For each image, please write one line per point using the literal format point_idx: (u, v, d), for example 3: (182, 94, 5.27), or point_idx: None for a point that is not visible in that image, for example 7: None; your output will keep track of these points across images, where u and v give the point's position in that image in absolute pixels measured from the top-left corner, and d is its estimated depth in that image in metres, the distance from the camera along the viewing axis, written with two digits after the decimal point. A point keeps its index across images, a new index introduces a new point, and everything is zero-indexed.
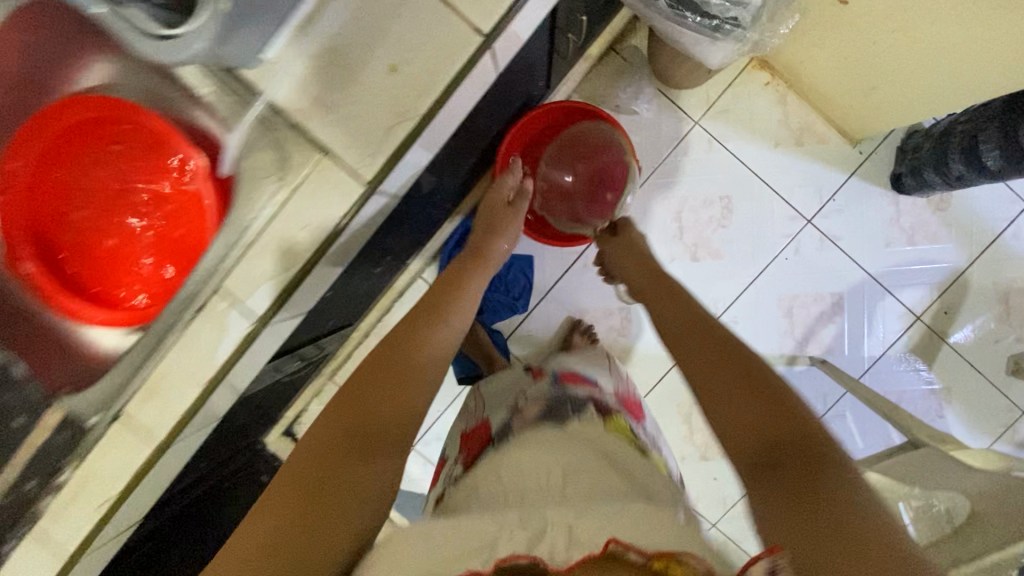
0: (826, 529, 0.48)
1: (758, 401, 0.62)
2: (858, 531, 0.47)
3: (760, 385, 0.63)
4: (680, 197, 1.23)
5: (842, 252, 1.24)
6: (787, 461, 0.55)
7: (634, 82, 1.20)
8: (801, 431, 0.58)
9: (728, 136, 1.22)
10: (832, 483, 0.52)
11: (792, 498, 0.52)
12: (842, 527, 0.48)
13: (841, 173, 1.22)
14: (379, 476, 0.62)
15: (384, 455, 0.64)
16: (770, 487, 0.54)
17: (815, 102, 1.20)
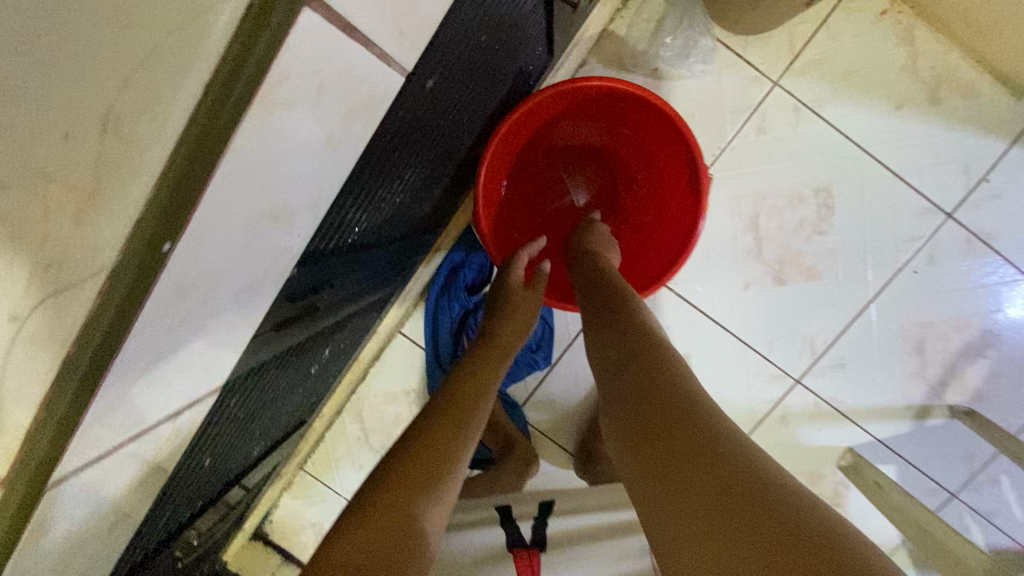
0: (663, 490, 0.40)
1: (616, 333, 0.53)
2: (695, 450, 0.41)
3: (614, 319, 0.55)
4: (754, 196, 0.85)
5: (999, 256, 0.85)
6: (634, 403, 0.46)
7: (683, 28, 0.79)
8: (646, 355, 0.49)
9: (824, 100, 0.82)
10: (676, 405, 0.44)
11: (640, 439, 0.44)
12: (686, 458, 0.40)
13: (998, 140, 0.82)
14: None
15: None
16: (616, 428, 0.47)
17: (961, 34, 0.78)
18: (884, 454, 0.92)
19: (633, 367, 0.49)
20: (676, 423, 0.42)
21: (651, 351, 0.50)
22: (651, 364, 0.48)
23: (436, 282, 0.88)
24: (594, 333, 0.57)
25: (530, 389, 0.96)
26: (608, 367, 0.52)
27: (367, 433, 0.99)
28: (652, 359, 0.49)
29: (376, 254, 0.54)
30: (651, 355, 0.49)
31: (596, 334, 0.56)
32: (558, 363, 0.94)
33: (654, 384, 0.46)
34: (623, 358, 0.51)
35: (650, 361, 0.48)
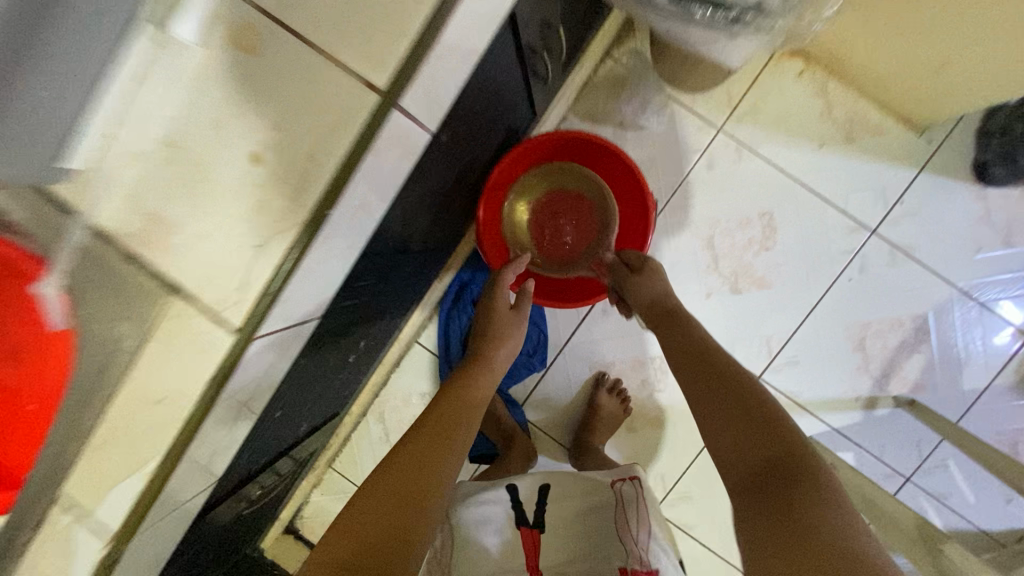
0: None
1: (750, 424, 0.58)
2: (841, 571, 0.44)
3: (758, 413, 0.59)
4: (708, 219, 1.03)
5: (921, 265, 1.00)
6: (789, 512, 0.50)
7: (640, 91, 1.00)
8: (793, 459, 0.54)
9: (761, 142, 1.01)
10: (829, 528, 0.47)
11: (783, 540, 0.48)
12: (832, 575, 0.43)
13: (906, 170, 0.99)
14: None
15: None
16: (760, 531, 0.50)
17: (864, 87, 0.98)
18: (842, 442, 1.05)
19: (782, 472, 0.53)
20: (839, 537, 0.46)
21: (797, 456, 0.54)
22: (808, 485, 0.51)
23: (448, 296, 1.06)
24: (714, 416, 0.61)
25: (528, 390, 1.11)
26: (743, 459, 0.56)
27: (388, 432, 1.14)
28: (798, 466, 0.53)
29: (403, 262, 0.72)
30: (795, 461, 0.54)
31: (718, 420, 0.60)
32: (552, 366, 1.10)
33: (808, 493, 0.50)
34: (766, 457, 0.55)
35: (801, 470, 0.53)
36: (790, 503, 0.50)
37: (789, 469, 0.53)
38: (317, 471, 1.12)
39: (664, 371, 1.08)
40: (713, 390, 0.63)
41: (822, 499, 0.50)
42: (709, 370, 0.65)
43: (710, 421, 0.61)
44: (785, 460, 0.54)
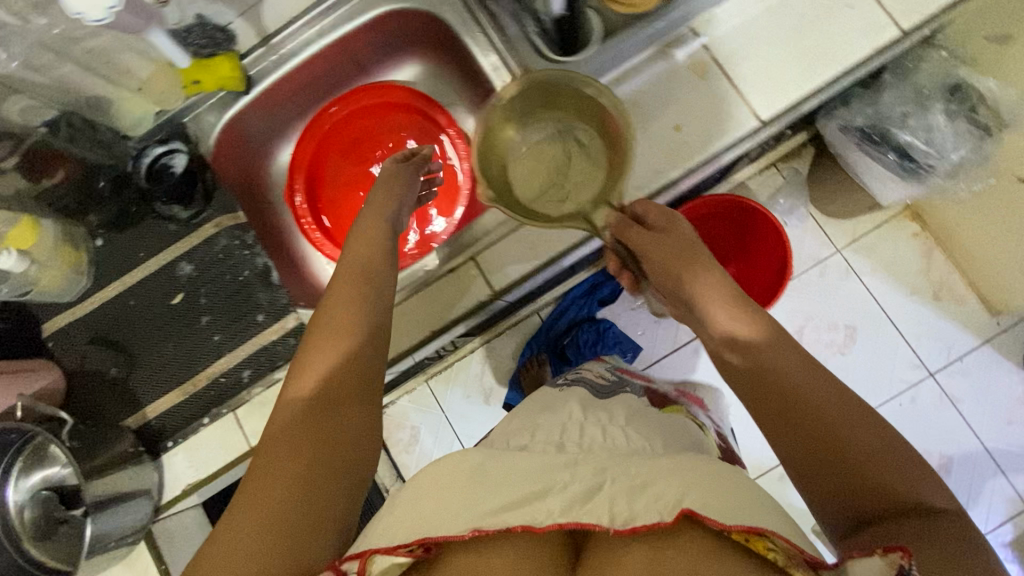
0: None
1: (866, 476, 0.53)
2: None
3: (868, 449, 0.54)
4: (804, 312, 1.27)
5: (960, 415, 1.21)
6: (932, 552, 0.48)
7: (791, 200, 1.28)
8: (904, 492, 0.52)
9: (866, 272, 1.27)
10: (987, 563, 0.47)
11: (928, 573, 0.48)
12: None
13: (973, 338, 1.22)
14: (347, 423, 0.65)
15: (352, 403, 0.67)
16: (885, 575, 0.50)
17: (961, 263, 1.23)
18: None
19: (938, 547, 0.48)
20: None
21: (948, 525, 0.50)
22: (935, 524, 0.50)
23: (582, 288, 1.32)
24: (831, 469, 0.54)
25: None
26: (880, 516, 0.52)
27: (485, 371, 1.40)
28: (947, 525, 0.50)
29: None
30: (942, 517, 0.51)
31: (843, 481, 0.54)
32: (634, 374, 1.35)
33: (957, 555, 0.47)
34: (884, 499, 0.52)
35: (952, 531, 0.49)
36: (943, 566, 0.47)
37: (948, 535, 0.49)
38: (419, 379, 1.36)
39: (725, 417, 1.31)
40: (840, 452, 0.54)
41: (971, 563, 0.47)
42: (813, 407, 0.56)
43: (828, 471, 0.55)
44: (922, 520, 0.50)
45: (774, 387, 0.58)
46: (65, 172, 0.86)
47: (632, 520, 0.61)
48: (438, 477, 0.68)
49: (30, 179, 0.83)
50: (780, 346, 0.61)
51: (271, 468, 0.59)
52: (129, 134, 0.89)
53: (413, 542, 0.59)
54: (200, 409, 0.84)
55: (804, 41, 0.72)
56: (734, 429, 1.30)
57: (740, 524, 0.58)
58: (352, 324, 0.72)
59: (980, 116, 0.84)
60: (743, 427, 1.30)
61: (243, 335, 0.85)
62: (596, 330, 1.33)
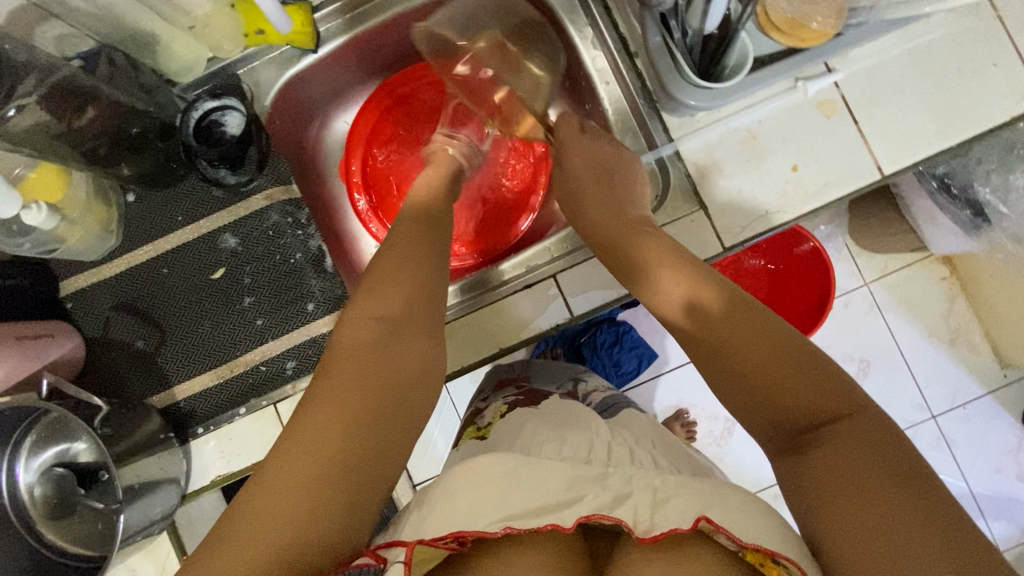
0: (889, 554, 0.42)
1: (785, 398, 0.51)
2: (931, 519, 0.43)
3: (795, 366, 0.52)
4: (824, 341, 1.28)
5: (953, 457, 1.26)
6: (838, 472, 0.47)
7: (830, 226, 1.26)
8: (827, 409, 0.50)
9: (890, 309, 1.27)
10: (911, 492, 0.44)
11: (832, 490, 0.47)
12: (911, 516, 0.43)
13: (978, 386, 1.26)
14: (413, 354, 0.59)
15: (416, 333, 0.61)
16: (809, 503, 0.48)
17: (981, 313, 1.25)
18: None
19: (874, 469, 0.46)
20: (932, 517, 0.43)
21: (882, 437, 0.47)
22: (853, 436, 0.48)
23: None
24: (770, 403, 0.52)
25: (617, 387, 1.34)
26: (817, 447, 0.49)
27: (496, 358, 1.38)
28: (880, 435, 0.47)
29: None
30: (878, 427, 0.48)
31: (783, 418, 0.52)
32: (644, 380, 1.35)
33: (891, 472, 0.45)
34: (804, 423, 0.51)
35: (885, 443, 0.47)
36: (873, 484, 0.45)
37: (881, 445, 0.47)
38: None
39: (730, 432, 1.32)
40: (762, 376, 0.52)
41: (876, 481, 0.45)
42: (732, 333, 0.55)
43: (765, 409, 0.53)
44: (853, 434, 0.48)
45: (710, 346, 0.56)
46: (98, 113, 0.70)
47: (652, 529, 0.56)
48: (472, 476, 0.60)
49: (62, 119, 0.67)
50: (743, 305, 0.57)
51: (321, 400, 0.53)
52: (173, 79, 0.80)
53: (447, 536, 0.53)
54: (231, 399, 0.78)
55: (943, 90, 0.64)
56: (737, 445, 1.32)
57: (754, 541, 0.52)
58: (413, 257, 0.66)
59: None
60: (746, 444, 1.32)
61: (288, 323, 0.80)
62: (615, 332, 1.31)
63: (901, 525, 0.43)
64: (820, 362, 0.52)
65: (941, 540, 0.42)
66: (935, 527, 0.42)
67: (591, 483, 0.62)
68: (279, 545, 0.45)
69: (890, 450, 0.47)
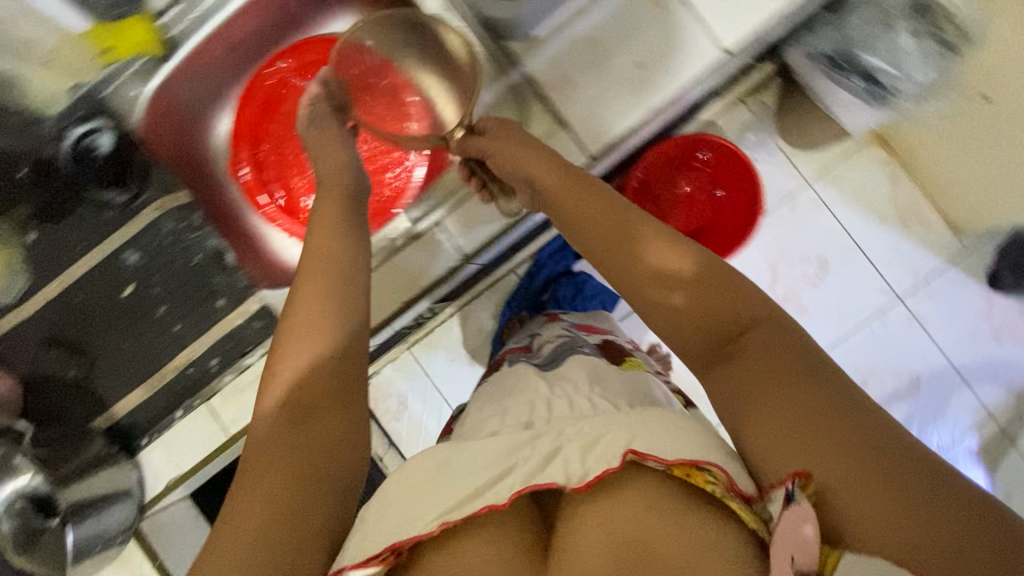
0: (817, 452, 0.51)
1: (702, 318, 0.59)
2: (842, 408, 0.52)
3: (714, 287, 0.60)
4: (778, 248, 1.28)
5: (928, 334, 1.26)
6: (761, 379, 0.55)
7: (760, 133, 1.26)
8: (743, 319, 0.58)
9: (836, 203, 1.27)
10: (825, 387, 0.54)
11: (767, 402, 0.54)
12: (831, 413, 0.52)
13: (938, 259, 1.26)
14: (327, 431, 0.60)
15: (331, 409, 0.61)
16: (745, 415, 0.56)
17: (926, 187, 1.24)
18: None
19: (821, 412, 0.52)
20: (872, 442, 0.50)
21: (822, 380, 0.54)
22: (767, 337, 0.57)
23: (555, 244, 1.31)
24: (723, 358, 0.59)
25: None
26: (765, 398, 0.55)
27: (465, 335, 1.39)
28: (821, 378, 0.54)
29: None
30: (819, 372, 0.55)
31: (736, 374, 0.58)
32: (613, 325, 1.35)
33: (802, 376, 0.54)
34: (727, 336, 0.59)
35: (820, 381, 0.54)
36: (798, 390, 0.54)
37: (790, 349, 0.56)
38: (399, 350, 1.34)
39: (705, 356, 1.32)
40: (692, 304, 0.60)
41: (794, 381, 0.54)
42: (656, 274, 0.62)
43: (722, 367, 0.59)
44: (766, 345, 0.57)
45: (639, 289, 0.62)
46: None
47: (585, 476, 0.57)
48: (406, 479, 0.61)
49: None
50: (669, 233, 0.64)
51: (285, 410, 0.60)
52: (43, 115, 0.91)
53: (385, 551, 0.55)
54: (169, 403, 0.93)
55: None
56: None
57: (679, 457, 0.55)
58: (321, 321, 0.63)
59: (944, 31, 0.82)
60: None
61: (199, 320, 0.93)
62: (573, 284, 1.32)
63: (851, 453, 0.50)
64: (733, 279, 0.60)
65: (889, 464, 0.49)
66: (882, 452, 0.50)
67: (522, 447, 0.62)
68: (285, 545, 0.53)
69: (799, 349, 0.56)
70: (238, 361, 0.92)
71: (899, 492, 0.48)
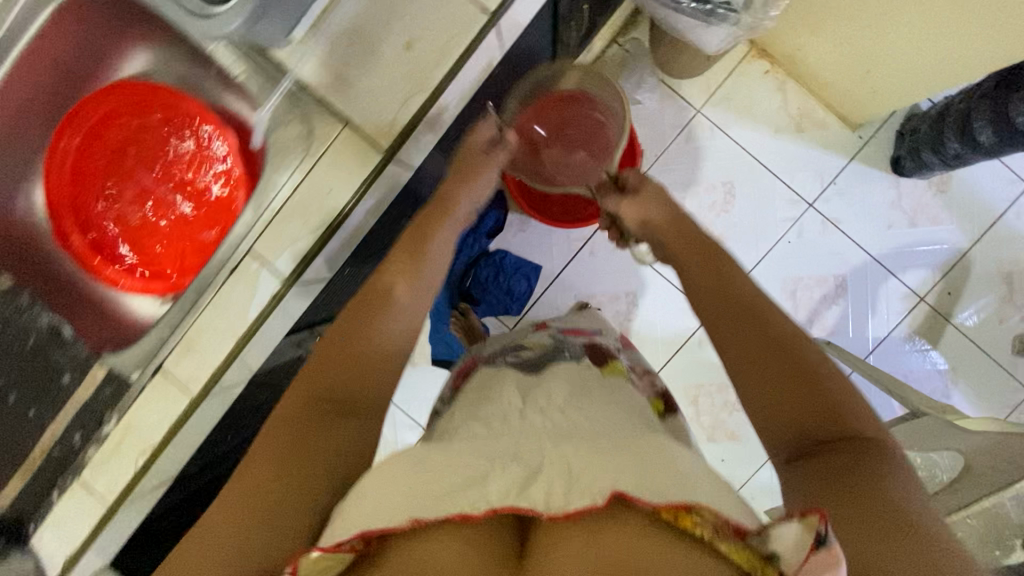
0: (877, 540, 0.45)
1: (793, 392, 0.58)
2: (904, 514, 0.47)
3: (804, 369, 0.58)
4: (683, 181, 1.26)
5: (844, 234, 1.26)
6: (844, 471, 0.52)
7: (637, 72, 1.23)
8: (823, 406, 0.56)
9: (730, 124, 1.25)
10: (892, 492, 0.49)
11: (848, 493, 0.50)
12: (888, 510, 0.47)
13: (841, 158, 1.25)
14: (350, 443, 0.57)
15: (359, 421, 0.60)
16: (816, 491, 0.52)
17: (813, 88, 1.23)
18: None
19: (857, 472, 0.51)
20: (896, 520, 0.46)
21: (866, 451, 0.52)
22: (855, 439, 0.54)
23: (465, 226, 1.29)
24: (768, 396, 0.59)
25: (519, 312, 1.33)
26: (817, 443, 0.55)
27: None
28: (860, 451, 0.53)
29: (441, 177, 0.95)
30: (868, 447, 0.53)
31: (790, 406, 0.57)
32: (542, 294, 1.33)
33: (878, 477, 0.50)
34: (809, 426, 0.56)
35: (880, 473, 0.51)
36: (871, 489, 0.49)
37: (876, 457, 0.52)
38: None
39: (635, 304, 1.32)
40: (768, 368, 0.59)
41: (881, 486, 0.49)
42: (776, 350, 0.60)
43: (759, 394, 0.60)
44: (860, 451, 0.53)
45: (747, 359, 0.61)
46: None
47: (567, 505, 0.47)
48: (385, 479, 0.51)
49: None
50: (755, 311, 0.64)
51: (334, 376, 0.61)
52: None
53: (352, 537, 0.46)
54: (45, 486, 0.94)
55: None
56: (648, 312, 1.32)
57: (670, 499, 0.45)
58: (378, 329, 0.66)
59: None
60: (655, 308, 1.32)
61: (51, 396, 1.00)
62: (492, 263, 1.30)
63: (868, 519, 0.47)
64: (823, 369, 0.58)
65: (907, 544, 0.45)
66: (899, 530, 0.46)
67: None
68: (251, 520, 0.49)
69: (888, 463, 0.52)
70: (96, 432, 0.91)
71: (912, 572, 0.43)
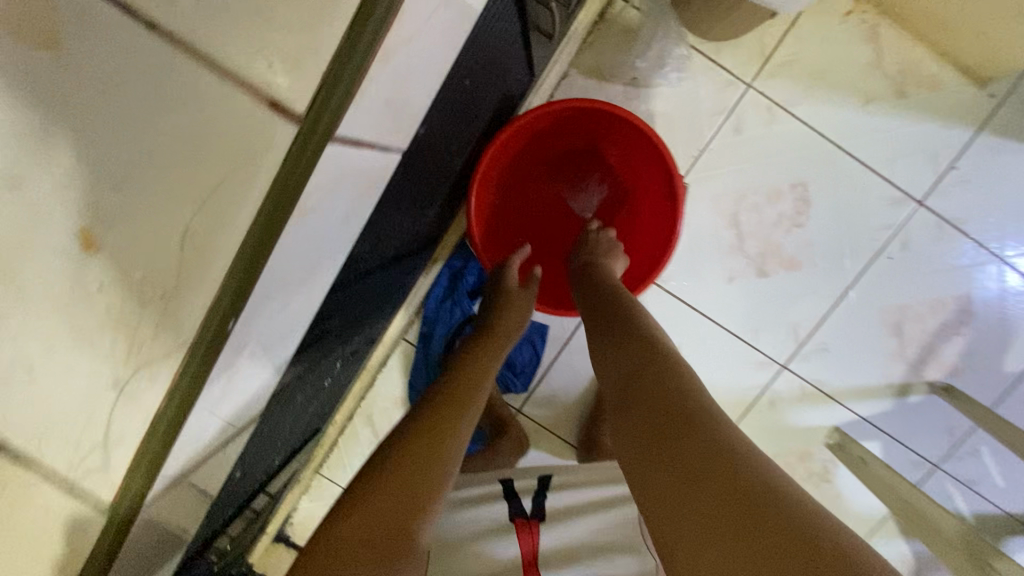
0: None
1: (653, 400, 0.48)
2: (786, 534, 0.36)
3: (668, 375, 0.50)
4: (735, 191, 0.89)
5: (969, 239, 0.89)
6: (707, 474, 0.41)
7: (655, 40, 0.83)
8: (684, 407, 0.46)
9: (797, 99, 0.86)
10: (754, 500, 0.38)
11: (706, 508, 0.39)
12: (760, 530, 0.37)
13: (963, 130, 0.86)
14: None
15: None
16: (675, 513, 0.41)
17: (920, 31, 0.82)
18: (869, 431, 0.97)
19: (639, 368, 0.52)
20: (706, 450, 0.42)
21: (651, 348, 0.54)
22: (721, 435, 0.43)
23: (439, 286, 0.94)
24: (641, 413, 0.48)
25: (528, 390, 1.00)
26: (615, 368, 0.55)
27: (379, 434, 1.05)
28: (721, 442, 0.42)
29: (377, 278, 0.60)
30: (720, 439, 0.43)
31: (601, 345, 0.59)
32: (555, 361, 0.99)
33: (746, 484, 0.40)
34: (667, 421, 0.46)
35: (733, 465, 0.41)
36: (740, 500, 0.39)
37: (733, 453, 0.42)
38: (303, 483, 1.03)
39: None
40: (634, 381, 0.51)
41: (746, 498, 0.39)
42: (640, 359, 0.53)
43: (633, 426, 0.48)
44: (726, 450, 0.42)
45: (619, 389, 0.52)
46: None
47: None
48: None
49: None
50: (634, 337, 0.56)
51: (381, 516, 0.46)
52: None
53: None
54: None
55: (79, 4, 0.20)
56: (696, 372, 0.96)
57: None
58: (446, 449, 0.52)
59: None
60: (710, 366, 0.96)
61: None
62: None
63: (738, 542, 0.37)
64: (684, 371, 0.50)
65: (720, 485, 0.40)
66: (768, 540, 0.36)
67: None
68: None
69: (757, 468, 0.41)
70: None
71: (686, 463, 0.42)
